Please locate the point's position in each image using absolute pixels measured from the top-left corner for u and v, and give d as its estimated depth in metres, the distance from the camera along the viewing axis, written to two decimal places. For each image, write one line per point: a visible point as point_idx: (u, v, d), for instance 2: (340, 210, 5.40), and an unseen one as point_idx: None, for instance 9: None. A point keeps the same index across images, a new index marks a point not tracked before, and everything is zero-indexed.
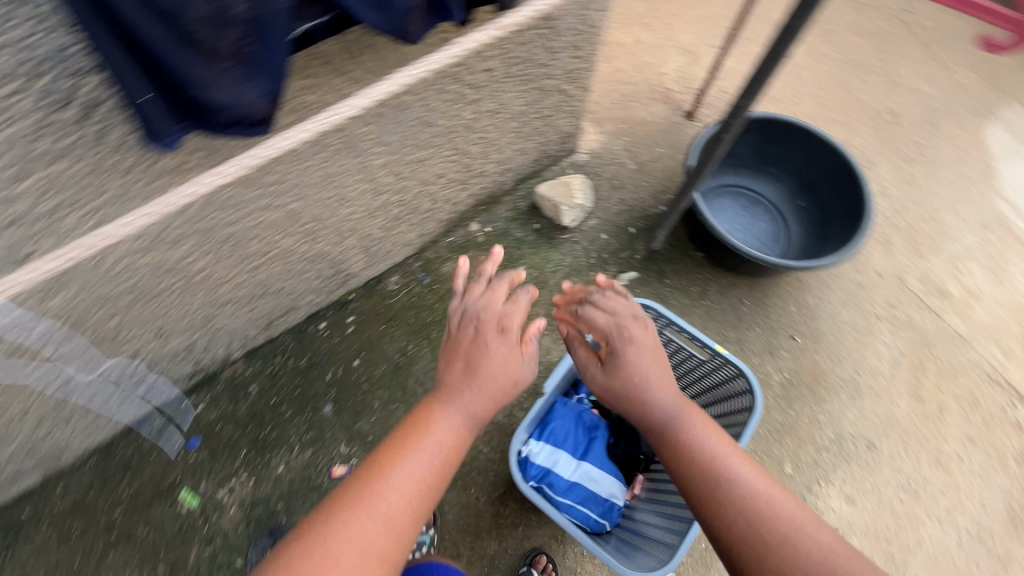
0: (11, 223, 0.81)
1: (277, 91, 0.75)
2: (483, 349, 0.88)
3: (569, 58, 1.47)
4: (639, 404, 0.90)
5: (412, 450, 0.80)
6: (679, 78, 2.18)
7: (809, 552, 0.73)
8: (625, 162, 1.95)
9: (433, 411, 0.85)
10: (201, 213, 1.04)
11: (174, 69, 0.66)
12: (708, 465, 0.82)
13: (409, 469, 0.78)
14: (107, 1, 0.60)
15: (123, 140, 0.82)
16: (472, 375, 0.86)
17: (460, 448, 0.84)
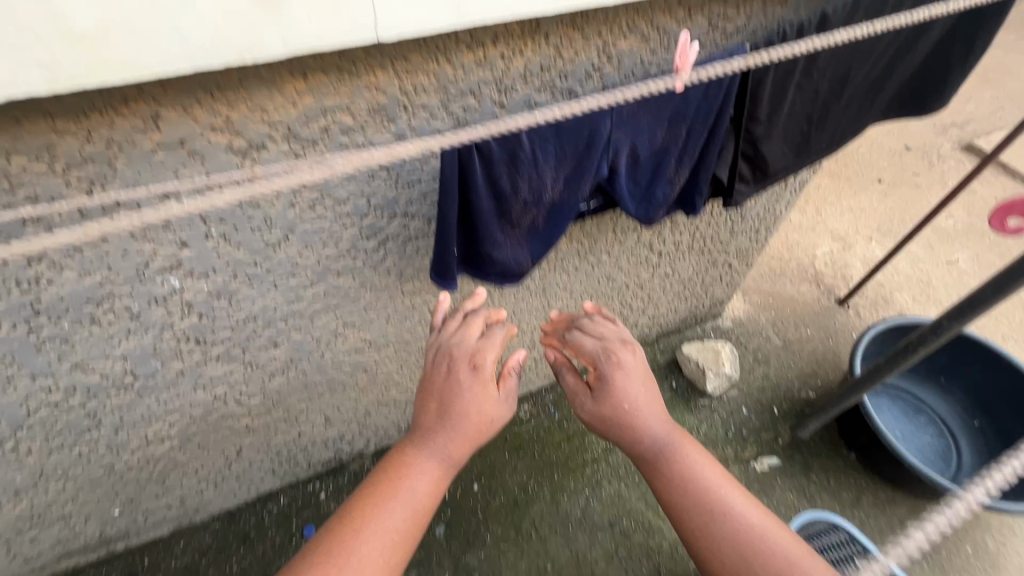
0: (286, 317, 0.93)
1: (542, 252, 0.86)
2: (459, 391, 0.77)
3: (746, 239, 1.54)
4: (631, 433, 0.79)
5: (391, 493, 0.71)
6: (830, 262, 2.19)
7: None
8: (771, 337, 1.91)
9: (406, 455, 0.75)
10: (411, 328, 1.14)
11: (485, 234, 0.77)
12: (698, 492, 0.73)
13: (387, 517, 0.68)
14: (469, 186, 0.70)
15: (392, 266, 0.95)
16: (445, 412, 0.76)
17: (440, 479, 0.75)
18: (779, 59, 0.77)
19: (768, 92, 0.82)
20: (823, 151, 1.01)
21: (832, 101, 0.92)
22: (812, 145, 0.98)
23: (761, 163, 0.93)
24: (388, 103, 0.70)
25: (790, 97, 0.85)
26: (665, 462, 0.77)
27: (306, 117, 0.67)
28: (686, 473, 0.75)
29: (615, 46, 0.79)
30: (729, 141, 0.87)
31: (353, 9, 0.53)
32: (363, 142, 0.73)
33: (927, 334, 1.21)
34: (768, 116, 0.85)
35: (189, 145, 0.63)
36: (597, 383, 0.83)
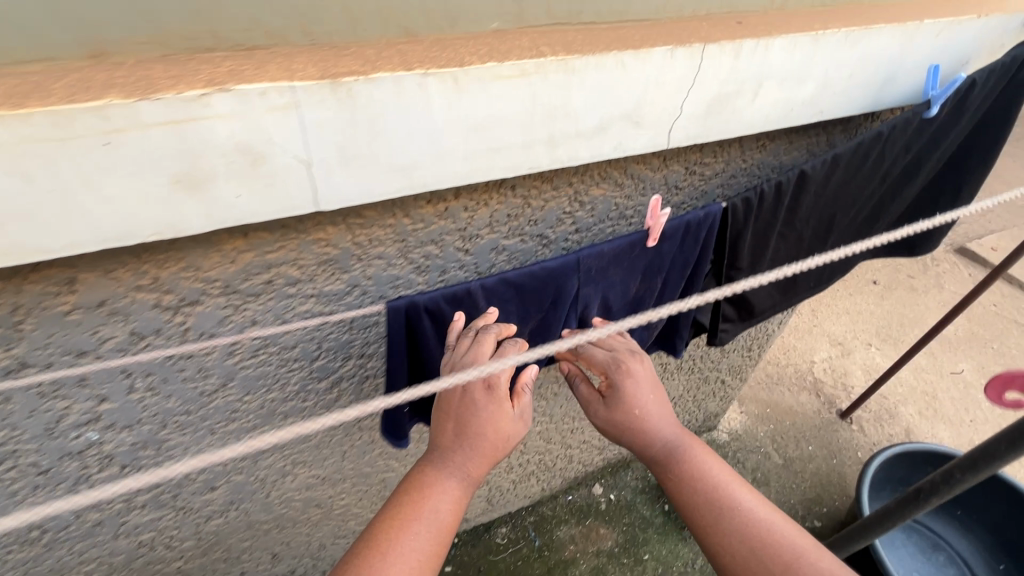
0: (224, 460, 0.84)
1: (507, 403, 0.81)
2: (467, 412, 0.60)
3: (739, 357, 1.47)
4: (642, 437, 0.69)
5: (400, 526, 0.55)
6: (828, 369, 2.10)
7: None
8: (770, 454, 1.79)
9: (414, 478, 0.60)
10: (371, 460, 1.03)
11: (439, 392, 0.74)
12: (707, 491, 0.65)
13: (407, 544, 0.54)
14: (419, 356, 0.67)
15: (346, 404, 0.87)
16: (459, 430, 0.59)
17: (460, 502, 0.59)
18: (757, 216, 0.73)
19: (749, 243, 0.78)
20: (812, 288, 0.97)
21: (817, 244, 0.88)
22: (799, 283, 0.93)
23: (745, 305, 0.88)
24: (340, 255, 0.66)
25: (773, 246, 0.81)
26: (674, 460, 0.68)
27: (246, 272, 0.62)
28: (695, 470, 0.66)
29: (587, 194, 0.76)
30: (710, 287, 0.83)
31: (290, 185, 0.49)
32: (312, 291, 0.68)
33: (937, 484, 1.10)
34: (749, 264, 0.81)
35: (111, 305, 0.57)
36: (609, 393, 0.70)
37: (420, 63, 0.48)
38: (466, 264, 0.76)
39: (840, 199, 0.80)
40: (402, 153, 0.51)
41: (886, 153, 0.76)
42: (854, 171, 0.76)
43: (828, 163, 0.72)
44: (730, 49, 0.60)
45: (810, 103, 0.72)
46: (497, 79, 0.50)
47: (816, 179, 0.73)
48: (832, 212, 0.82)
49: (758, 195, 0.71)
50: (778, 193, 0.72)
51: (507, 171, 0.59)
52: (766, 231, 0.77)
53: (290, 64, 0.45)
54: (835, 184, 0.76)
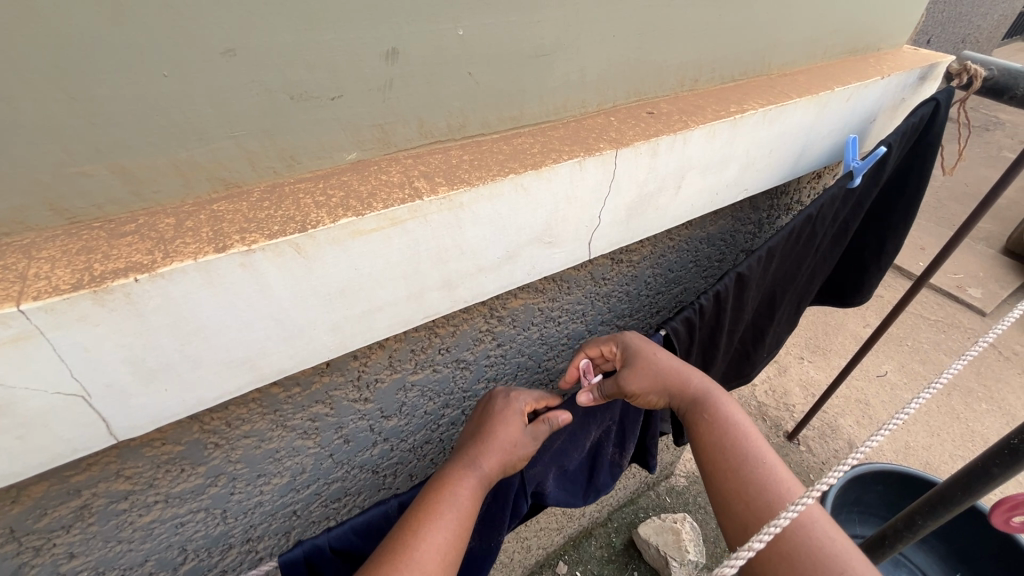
0: None
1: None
2: (491, 418, 0.58)
3: None
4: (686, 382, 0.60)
5: (426, 517, 0.48)
6: (769, 390, 2.12)
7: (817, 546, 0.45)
8: None
9: (435, 476, 0.54)
10: None
11: None
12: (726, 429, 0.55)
13: (428, 537, 0.47)
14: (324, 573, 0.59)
15: None
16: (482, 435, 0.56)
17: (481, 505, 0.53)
18: (700, 329, 0.66)
19: (697, 351, 0.71)
20: (767, 355, 0.92)
21: (765, 322, 0.83)
22: (753, 358, 0.88)
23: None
24: (188, 450, 0.49)
25: (722, 344, 0.74)
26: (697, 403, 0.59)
27: (42, 507, 0.44)
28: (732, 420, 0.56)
29: (505, 308, 0.65)
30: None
31: (59, 428, 0.33)
32: (153, 498, 0.51)
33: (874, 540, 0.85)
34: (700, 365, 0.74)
35: None
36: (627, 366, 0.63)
37: (240, 235, 0.34)
38: (367, 412, 0.62)
39: (779, 279, 0.75)
40: (235, 348, 0.37)
41: (815, 231, 0.72)
42: (788, 255, 0.71)
43: (764, 257, 0.66)
44: (645, 150, 0.51)
45: (734, 184, 0.65)
46: (357, 237, 0.38)
47: (754, 276, 0.67)
48: (774, 292, 0.77)
49: (698, 310, 0.63)
50: (718, 302, 0.65)
51: (395, 328, 0.46)
52: (711, 335, 0.70)
53: (24, 270, 0.30)
54: (774, 267, 0.70)
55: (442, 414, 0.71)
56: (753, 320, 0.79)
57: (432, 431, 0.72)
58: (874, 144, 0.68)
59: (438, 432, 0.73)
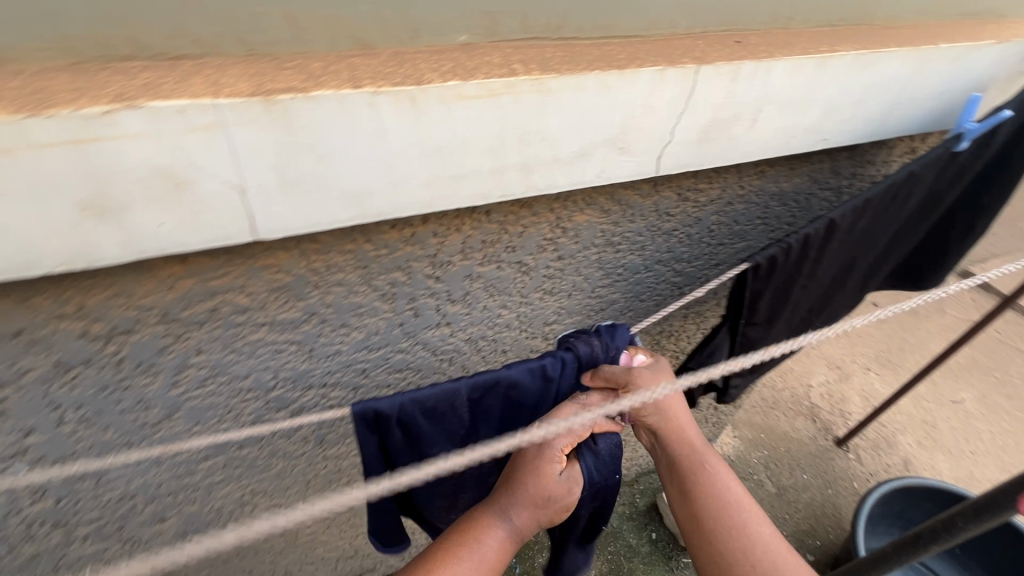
0: (179, 489, 0.78)
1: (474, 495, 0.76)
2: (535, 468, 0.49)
3: None
4: (672, 431, 0.69)
5: None
6: (825, 394, 2.04)
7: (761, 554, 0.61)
8: (762, 482, 1.73)
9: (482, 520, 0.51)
10: (338, 488, 0.98)
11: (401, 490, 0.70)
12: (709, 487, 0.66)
13: None
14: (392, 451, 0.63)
15: (307, 432, 0.82)
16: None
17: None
18: (780, 270, 0.67)
19: (769, 302, 0.72)
20: (822, 327, 0.92)
21: (833, 291, 0.84)
22: (809, 324, 0.89)
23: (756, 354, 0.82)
24: (294, 282, 0.60)
25: (794, 295, 0.75)
26: (689, 472, 0.66)
27: (187, 301, 0.56)
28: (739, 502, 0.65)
29: (570, 221, 0.71)
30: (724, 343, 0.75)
31: (220, 213, 0.43)
32: (263, 319, 0.62)
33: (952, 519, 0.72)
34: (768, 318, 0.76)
35: (30, 334, 0.51)
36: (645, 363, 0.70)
37: (372, 80, 0.43)
38: (436, 291, 0.70)
39: (862, 240, 0.75)
40: (351, 180, 0.46)
41: (908, 194, 0.72)
42: (878, 214, 0.71)
43: (858, 209, 0.67)
44: (726, 71, 0.55)
45: (814, 131, 0.66)
46: (460, 100, 0.45)
47: (843, 227, 0.68)
48: (852, 253, 0.77)
49: (786, 249, 0.64)
50: (805, 246, 0.66)
51: (476, 199, 0.53)
52: (787, 282, 0.71)
53: (216, 79, 0.40)
54: (862, 223, 0.71)
55: (499, 314, 0.79)
56: (824, 285, 0.80)
57: (488, 328, 0.80)
58: (994, 108, 0.66)
59: (493, 331, 0.81)
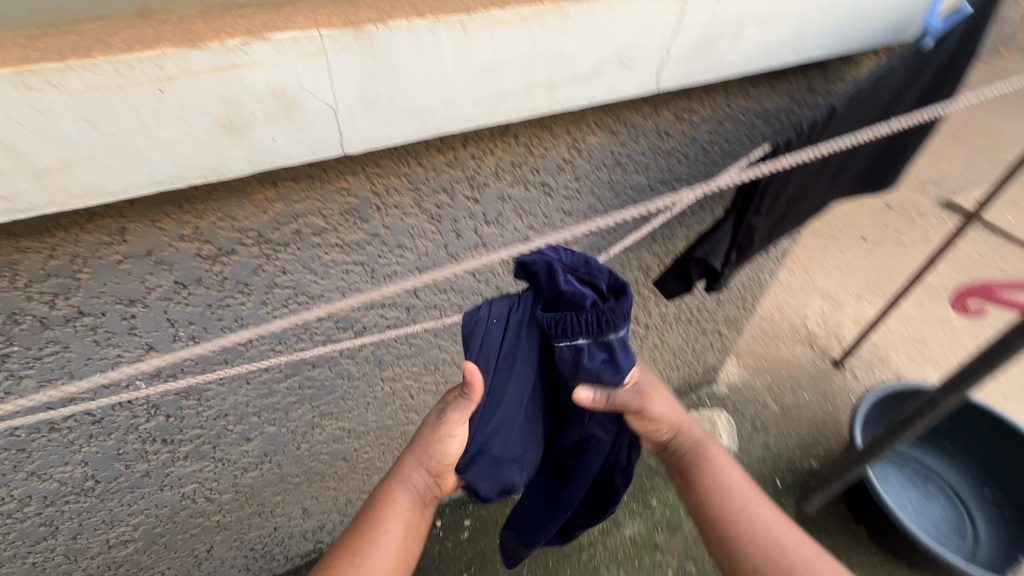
0: (263, 409, 0.91)
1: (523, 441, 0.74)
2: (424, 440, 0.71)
3: (734, 307, 1.54)
4: (687, 442, 0.77)
5: (373, 530, 0.69)
6: (821, 323, 2.18)
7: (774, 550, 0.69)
8: (767, 403, 1.87)
9: (379, 496, 0.72)
10: (393, 412, 1.10)
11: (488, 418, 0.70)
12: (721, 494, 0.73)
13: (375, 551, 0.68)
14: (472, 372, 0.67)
15: (368, 353, 0.94)
16: (424, 447, 0.71)
17: (423, 512, 0.73)
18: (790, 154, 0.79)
19: (769, 188, 0.86)
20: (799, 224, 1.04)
21: (811, 183, 0.95)
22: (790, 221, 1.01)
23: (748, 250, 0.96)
24: (360, 205, 0.71)
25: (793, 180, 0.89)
26: (702, 477, 0.75)
27: (276, 223, 0.68)
28: (740, 484, 0.74)
29: (584, 142, 0.82)
30: (728, 230, 0.90)
31: (318, 129, 0.54)
32: (336, 241, 0.74)
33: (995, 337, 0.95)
34: (768, 206, 0.89)
35: (157, 255, 0.63)
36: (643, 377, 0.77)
37: (431, 13, 0.54)
38: (475, 213, 0.82)
39: None
40: (416, 100, 0.57)
41: (886, 90, 0.83)
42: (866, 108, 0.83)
43: (852, 99, 0.78)
44: None
45: (788, 45, 0.77)
46: (499, 25, 0.56)
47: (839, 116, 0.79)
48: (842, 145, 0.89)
49: (798, 135, 0.77)
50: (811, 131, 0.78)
51: (512, 116, 0.64)
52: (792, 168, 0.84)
53: (313, 16, 0.51)
54: (854, 117, 0.82)
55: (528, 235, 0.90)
56: (808, 179, 0.92)
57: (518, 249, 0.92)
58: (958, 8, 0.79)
59: None
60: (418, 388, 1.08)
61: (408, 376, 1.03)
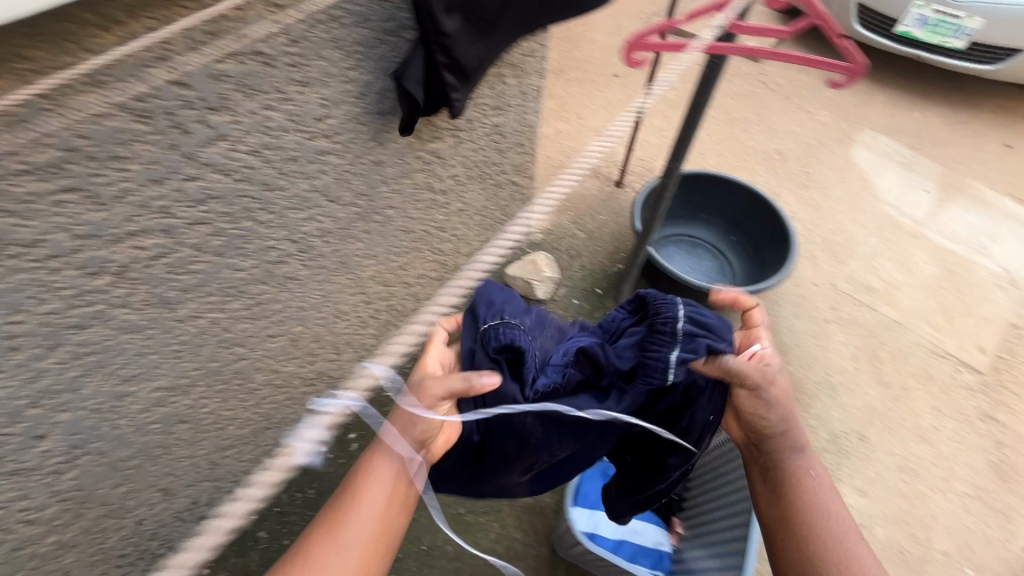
0: (39, 398, 0.80)
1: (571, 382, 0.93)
2: (414, 417, 0.89)
3: (517, 154, 1.67)
4: (792, 446, 0.95)
5: (367, 486, 0.88)
6: (600, 155, 2.47)
7: (839, 552, 0.87)
8: (575, 234, 2.14)
9: (371, 461, 0.91)
10: (212, 353, 1.05)
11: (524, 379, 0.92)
12: (812, 500, 0.92)
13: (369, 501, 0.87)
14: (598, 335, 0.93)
15: (145, 297, 0.86)
16: (405, 423, 0.89)
17: (404, 483, 0.91)
18: None
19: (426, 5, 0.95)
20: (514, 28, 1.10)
21: None
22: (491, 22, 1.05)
23: (457, 68, 1.06)
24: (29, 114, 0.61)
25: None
26: (795, 482, 0.94)
27: None
28: (828, 486, 0.94)
29: None
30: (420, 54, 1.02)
31: None
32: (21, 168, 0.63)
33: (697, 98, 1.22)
34: (439, 17, 0.96)
35: None
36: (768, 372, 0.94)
37: None
38: (191, 100, 0.75)
39: None
40: None
41: None
42: None
43: None
44: None
45: None
46: None
47: None
48: None
49: None
50: None
51: None
52: None
53: None
54: None
55: (268, 117, 0.86)
56: None
57: (265, 134, 0.88)
58: None
59: (273, 137, 0.89)
60: (228, 319, 1.04)
61: (209, 309, 0.98)
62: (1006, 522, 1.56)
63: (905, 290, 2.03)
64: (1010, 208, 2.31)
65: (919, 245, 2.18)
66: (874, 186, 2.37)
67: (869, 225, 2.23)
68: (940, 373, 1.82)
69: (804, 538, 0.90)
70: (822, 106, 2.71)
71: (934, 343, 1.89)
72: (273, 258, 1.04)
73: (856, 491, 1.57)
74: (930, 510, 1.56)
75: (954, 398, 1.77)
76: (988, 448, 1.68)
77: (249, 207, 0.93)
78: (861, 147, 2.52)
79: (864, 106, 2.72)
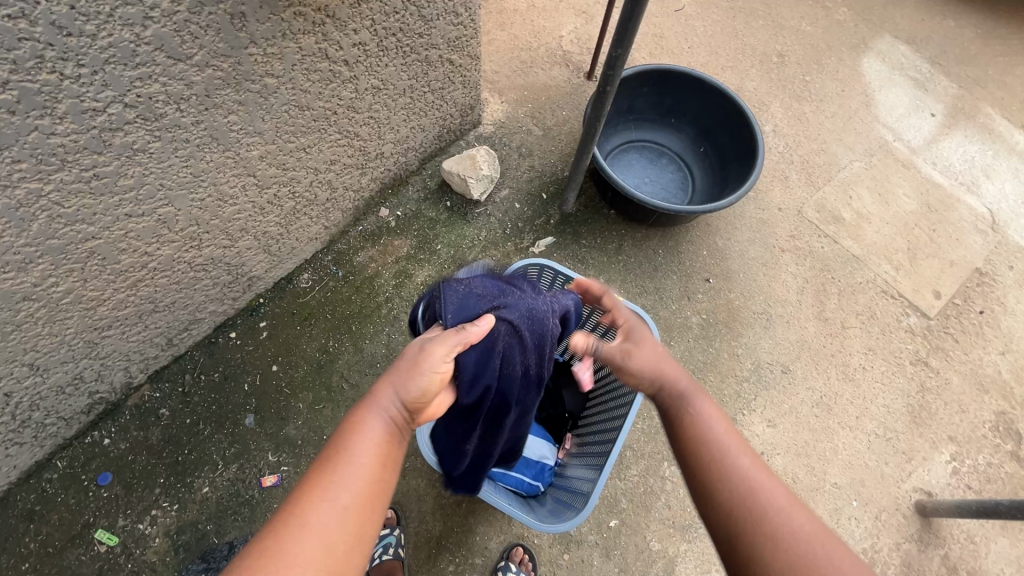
0: None
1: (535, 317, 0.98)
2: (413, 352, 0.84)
3: (448, 24, 1.41)
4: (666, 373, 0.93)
5: (352, 452, 0.76)
6: (575, 40, 2.12)
7: (731, 468, 0.80)
8: (531, 129, 1.92)
9: (349, 426, 0.79)
10: (47, 230, 0.96)
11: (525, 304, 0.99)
12: (699, 419, 0.87)
13: (355, 461, 0.75)
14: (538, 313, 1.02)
15: None
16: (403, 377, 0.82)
17: (400, 438, 0.82)
18: None
19: None
20: None
21: None
22: None
23: None
24: None
25: None
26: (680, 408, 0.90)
27: None
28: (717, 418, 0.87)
29: None
30: None
31: None
32: None
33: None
34: None
35: None
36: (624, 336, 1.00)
37: None
38: None
39: None
40: None
41: None
42: None
43: None
44: None
45: None
46: None
47: None
48: None
49: None
50: None
51: None
52: None
53: None
54: None
55: None
56: None
57: None
58: None
59: None
60: (57, 191, 0.92)
61: (23, 179, 0.87)
62: (906, 462, 1.58)
63: (875, 224, 1.88)
64: (1019, 143, 2.07)
65: (905, 176, 1.98)
66: (875, 104, 2.10)
67: (857, 149, 2.01)
68: (884, 314, 1.75)
69: (700, 475, 0.82)
70: (845, 3, 2.30)
71: (889, 283, 1.79)
72: (101, 123, 0.89)
73: (765, 421, 1.58)
74: (833, 445, 1.58)
75: (891, 340, 1.71)
76: (910, 391, 1.66)
77: (43, 54, 0.77)
78: (873, 57, 2.20)
79: (891, 6, 2.31)
